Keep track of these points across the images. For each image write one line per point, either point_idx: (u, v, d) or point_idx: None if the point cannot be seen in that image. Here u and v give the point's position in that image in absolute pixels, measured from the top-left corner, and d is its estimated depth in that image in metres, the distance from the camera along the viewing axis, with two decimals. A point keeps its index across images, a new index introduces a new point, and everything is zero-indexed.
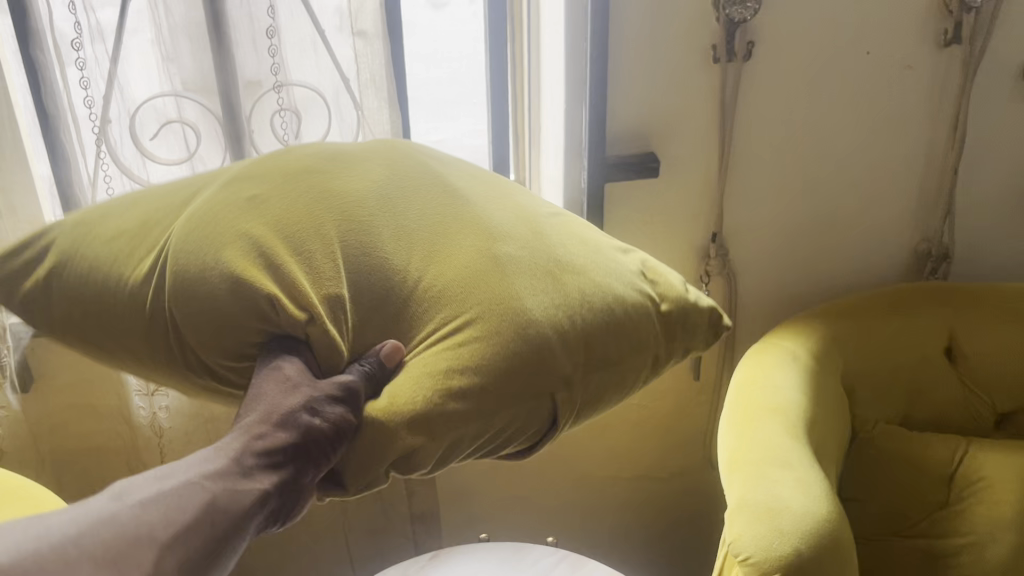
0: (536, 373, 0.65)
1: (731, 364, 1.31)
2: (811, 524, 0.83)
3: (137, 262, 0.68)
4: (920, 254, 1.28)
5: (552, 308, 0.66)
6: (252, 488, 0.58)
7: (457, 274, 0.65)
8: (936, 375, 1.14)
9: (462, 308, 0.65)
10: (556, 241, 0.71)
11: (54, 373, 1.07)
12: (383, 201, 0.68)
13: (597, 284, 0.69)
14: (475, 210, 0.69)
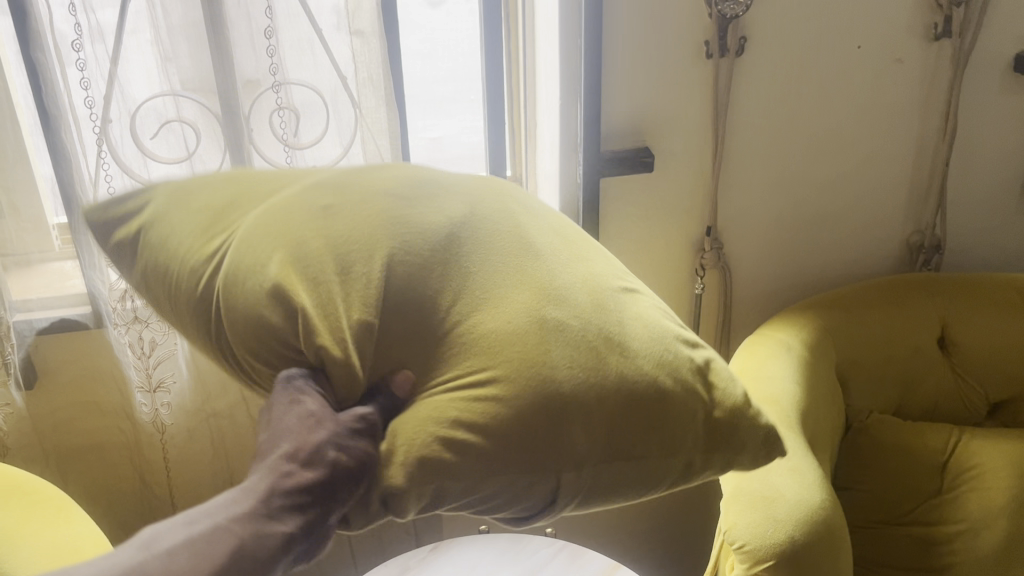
0: (549, 450, 0.57)
1: (726, 356, 1.33)
2: (806, 512, 0.84)
3: (207, 242, 0.62)
4: (912, 246, 1.30)
5: (588, 385, 0.58)
6: (278, 533, 0.49)
7: (501, 336, 0.58)
8: (929, 364, 1.15)
9: (492, 361, 0.57)
10: (615, 307, 0.63)
11: (57, 370, 1.08)
12: (451, 242, 0.60)
13: (643, 366, 0.60)
14: (539, 264, 0.62)
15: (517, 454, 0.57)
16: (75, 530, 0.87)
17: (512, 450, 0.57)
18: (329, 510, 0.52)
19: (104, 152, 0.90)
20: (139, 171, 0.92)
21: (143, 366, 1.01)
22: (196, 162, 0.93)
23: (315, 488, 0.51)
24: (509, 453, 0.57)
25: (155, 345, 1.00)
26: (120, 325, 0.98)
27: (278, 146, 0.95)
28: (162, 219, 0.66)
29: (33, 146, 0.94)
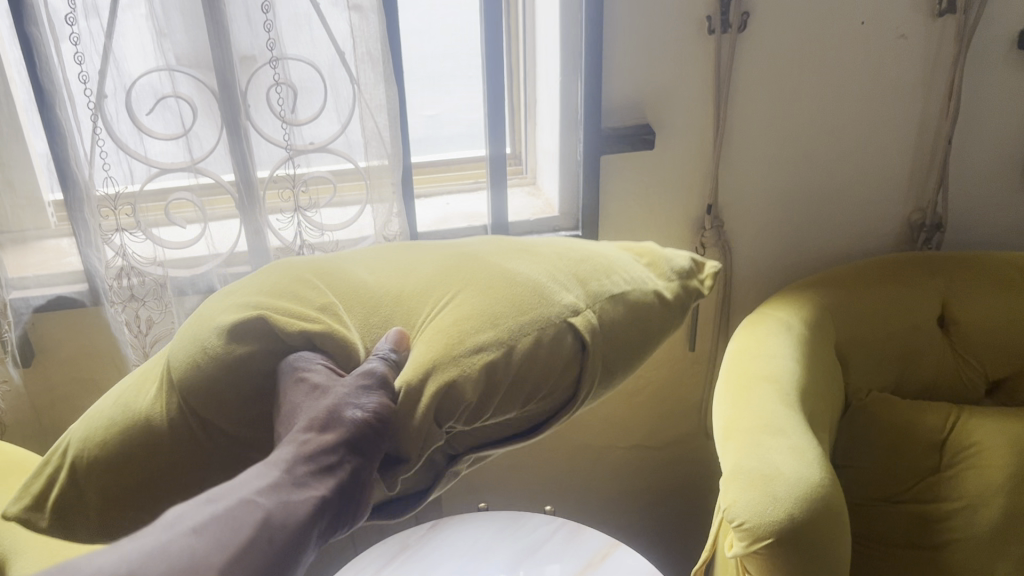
0: (551, 319, 0.66)
1: (726, 334, 1.33)
2: (805, 489, 0.84)
3: (148, 397, 0.69)
4: (914, 225, 1.29)
5: (540, 271, 0.69)
6: (308, 495, 0.57)
7: (437, 272, 0.69)
8: (928, 343, 1.15)
9: (449, 288, 0.67)
10: (522, 244, 0.75)
11: (55, 347, 1.07)
12: (346, 259, 0.73)
13: (571, 253, 0.73)
14: (434, 248, 0.74)
15: (528, 312, 0.65)
16: None
17: (523, 317, 0.65)
18: (352, 461, 0.60)
19: (99, 128, 0.89)
20: (135, 148, 0.91)
21: (140, 345, 1.01)
22: (192, 139, 0.93)
23: (336, 446, 0.60)
24: (524, 317, 0.65)
25: (152, 324, 1.00)
26: (117, 303, 0.98)
27: (276, 122, 0.94)
28: (85, 441, 0.69)
29: (28, 122, 0.93)
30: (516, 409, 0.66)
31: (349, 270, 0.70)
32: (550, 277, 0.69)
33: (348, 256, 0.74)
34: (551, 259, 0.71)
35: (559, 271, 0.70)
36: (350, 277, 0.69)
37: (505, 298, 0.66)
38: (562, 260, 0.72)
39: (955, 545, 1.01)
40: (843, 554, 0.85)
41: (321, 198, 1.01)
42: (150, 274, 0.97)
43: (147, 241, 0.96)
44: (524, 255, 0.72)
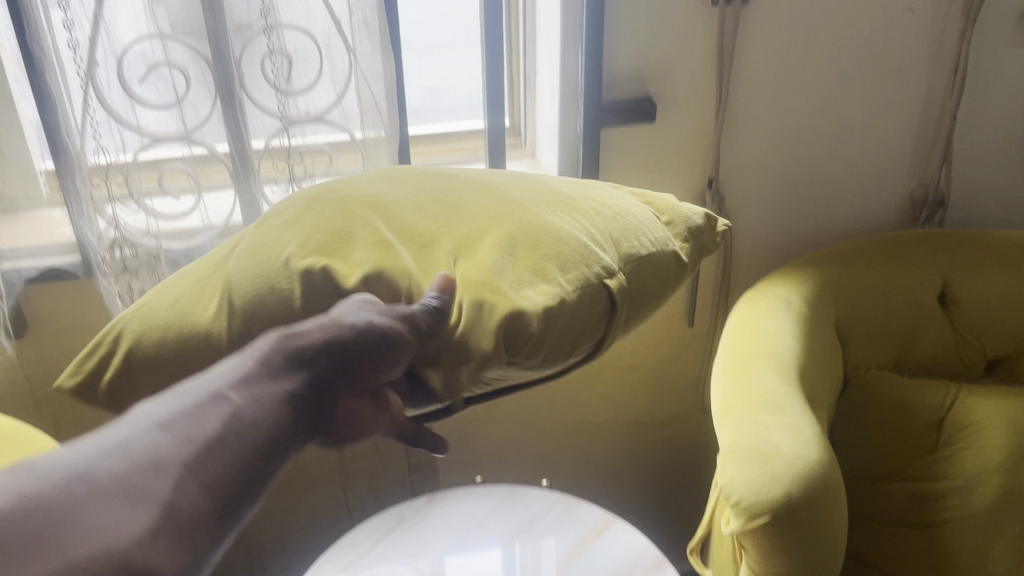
0: (587, 263, 0.71)
1: (725, 311, 1.32)
2: (802, 467, 0.84)
3: (206, 311, 0.73)
4: (916, 202, 1.28)
5: (575, 220, 0.75)
6: (274, 390, 0.60)
7: (490, 214, 0.73)
8: (929, 320, 1.14)
9: (494, 227, 0.72)
10: (558, 185, 0.80)
11: (47, 319, 1.06)
12: (396, 196, 0.76)
13: (601, 204, 0.79)
14: (478, 182, 0.79)
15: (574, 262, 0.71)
16: None
17: (567, 268, 0.70)
18: (332, 376, 0.63)
19: (90, 97, 0.88)
20: (128, 117, 0.90)
21: None
22: (186, 108, 0.91)
23: (323, 351, 0.63)
24: (567, 270, 0.70)
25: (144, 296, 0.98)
26: (109, 274, 0.96)
27: (270, 92, 0.93)
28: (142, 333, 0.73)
29: (19, 91, 0.92)
30: (550, 360, 0.70)
31: (409, 204, 0.75)
32: (591, 225, 0.75)
33: (401, 194, 0.76)
34: (583, 195, 0.79)
35: (594, 229, 0.75)
36: (406, 209, 0.75)
37: (556, 248, 0.71)
38: (596, 202, 0.79)
39: (952, 523, 1.00)
40: (838, 533, 0.85)
41: (318, 169, 1.00)
42: (142, 246, 0.96)
43: (140, 212, 0.95)
44: (560, 201, 0.77)
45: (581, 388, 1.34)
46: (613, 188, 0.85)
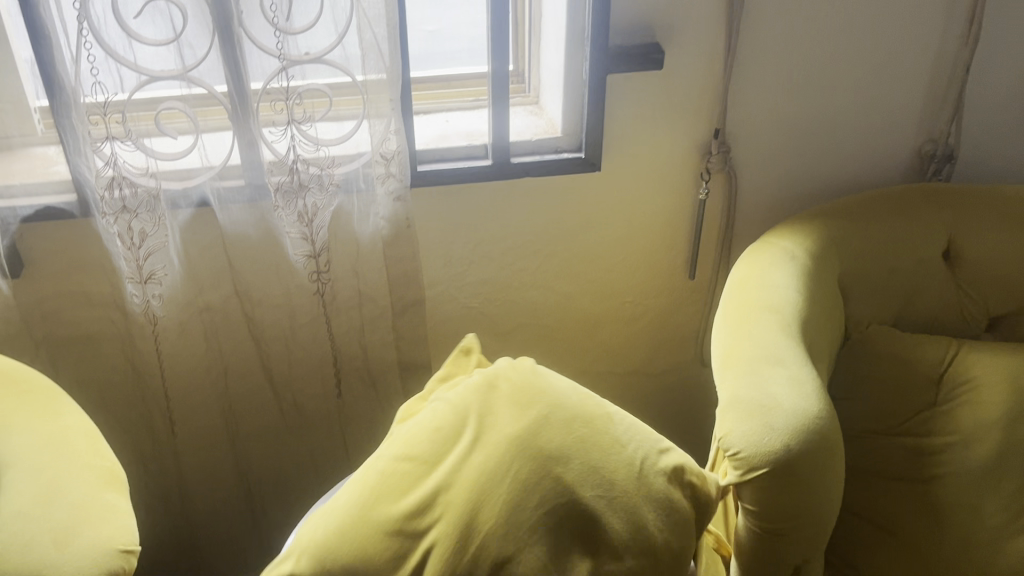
0: None
1: (727, 265, 1.31)
2: (803, 420, 0.83)
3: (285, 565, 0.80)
4: (924, 156, 1.26)
5: (614, 537, 0.80)
6: None
7: (558, 575, 0.78)
8: (931, 276, 1.14)
9: (525, 550, 0.78)
10: (610, 441, 0.86)
11: (44, 259, 1.05)
12: (422, 474, 0.83)
13: (634, 493, 0.83)
14: (489, 467, 0.82)
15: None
16: (62, 423, 0.85)
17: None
18: None
19: (86, 32, 0.86)
20: (124, 53, 0.87)
21: (132, 257, 0.98)
22: (184, 45, 0.89)
23: None
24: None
25: (145, 236, 0.97)
26: (108, 214, 0.95)
27: (269, 30, 0.90)
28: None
29: (13, 25, 0.90)
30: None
31: (451, 517, 0.79)
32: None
33: (466, 494, 0.80)
34: (643, 487, 0.84)
35: (619, 516, 0.81)
36: (458, 520, 0.79)
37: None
38: (662, 508, 0.83)
39: (948, 480, 1.01)
40: (835, 488, 0.85)
41: (317, 112, 0.97)
42: (142, 185, 0.94)
43: (138, 150, 0.93)
44: (619, 488, 0.83)
45: (580, 338, 1.34)
46: (626, 436, 0.87)
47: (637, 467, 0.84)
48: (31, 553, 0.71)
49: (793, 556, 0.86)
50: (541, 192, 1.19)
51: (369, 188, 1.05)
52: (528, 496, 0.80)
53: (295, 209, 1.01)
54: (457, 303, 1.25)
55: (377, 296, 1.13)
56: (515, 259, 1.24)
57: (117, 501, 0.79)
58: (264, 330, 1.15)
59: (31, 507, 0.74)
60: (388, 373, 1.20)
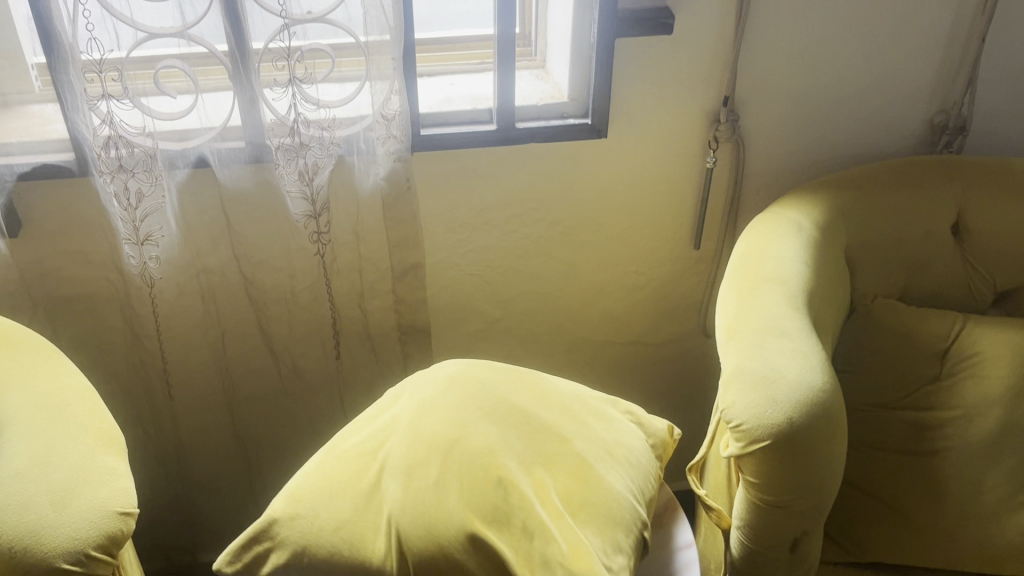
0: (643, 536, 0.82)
1: (733, 235, 1.29)
2: (807, 393, 0.82)
3: (291, 525, 0.77)
4: (936, 127, 1.24)
5: (615, 475, 0.83)
6: None
7: (529, 455, 0.81)
8: (939, 250, 1.12)
9: (534, 468, 0.80)
10: (536, 377, 0.91)
11: (41, 218, 1.04)
12: (407, 417, 0.83)
13: (618, 438, 0.87)
14: (474, 404, 0.84)
15: (612, 525, 0.79)
16: (60, 384, 0.84)
17: (612, 529, 0.79)
18: None
19: None
20: (121, 9, 0.86)
21: (129, 218, 0.96)
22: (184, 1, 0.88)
23: None
24: (603, 531, 0.78)
25: (142, 197, 0.95)
26: (105, 173, 0.93)
27: None
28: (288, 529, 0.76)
29: None
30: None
31: (409, 429, 0.81)
32: (625, 476, 0.84)
33: (419, 410, 0.83)
34: (582, 408, 0.89)
35: (611, 455, 0.85)
36: (418, 427, 0.81)
37: (585, 503, 0.79)
38: (603, 423, 0.88)
39: (948, 454, 1.00)
40: (837, 461, 0.84)
41: (319, 72, 0.95)
42: (139, 145, 0.93)
43: (135, 109, 0.91)
44: (557, 402, 0.88)
45: (581, 307, 1.33)
46: (586, 395, 0.92)
47: (612, 423, 0.89)
48: (28, 515, 0.70)
49: (793, 527, 0.86)
50: (545, 159, 1.17)
51: (370, 151, 1.03)
52: (520, 426, 0.83)
53: (295, 167, 0.99)
54: (459, 270, 1.24)
55: (377, 261, 1.12)
56: (518, 226, 1.22)
57: (115, 464, 0.78)
58: (264, 293, 1.14)
59: (29, 469, 0.74)
60: (388, 338, 1.19)
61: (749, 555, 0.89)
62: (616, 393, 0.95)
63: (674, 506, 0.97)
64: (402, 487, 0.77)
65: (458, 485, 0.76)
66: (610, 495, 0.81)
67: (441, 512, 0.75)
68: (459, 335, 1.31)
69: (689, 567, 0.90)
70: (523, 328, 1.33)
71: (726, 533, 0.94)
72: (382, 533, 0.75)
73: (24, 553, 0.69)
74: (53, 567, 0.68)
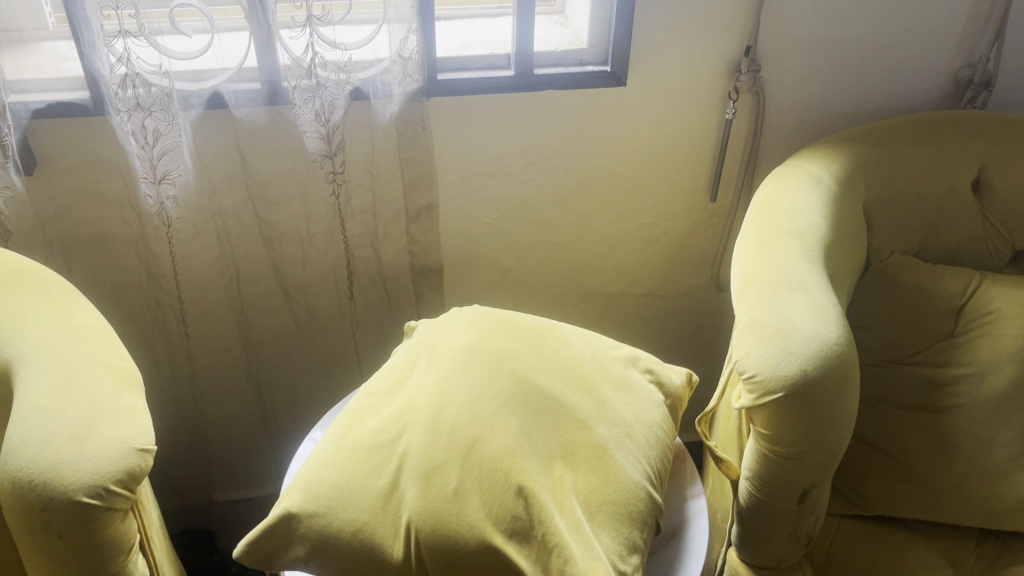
0: (656, 523, 0.82)
1: (750, 188, 1.28)
2: (822, 346, 0.82)
3: (312, 514, 0.77)
4: (962, 81, 1.22)
5: (634, 462, 0.82)
6: None
7: (548, 450, 0.80)
8: (958, 207, 1.11)
9: (553, 465, 0.79)
10: (556, 348, 0.90)
11: (57, 156, 1.03)
12: (427, 406, 0.83)
13: (638, 416, 0.86)
14: (493, 394, 0.83)
15: (630, 521, 0.78)
16: (79, 322, 0.85)
17: (628, 529, 0.78)
18: None
19: None
20: None
21: (146, 156, 0.96)
22: None
23: None
24: (620, 532, 0.77)
25: (159, 136, 0.95)
26: (122, 111, 0.92)
27: None
28: (306, 519, 0.77)
29: None
30: None
31: (428, 420, 0.81)
32: (641, 461, 0.83)
33: (438, 397, 0.83)
34: (602, 379, 0.88)
35: (631, 440, 0.84)
36: (436, 421, 0.81)
37: (604, 497, 0.79)
38: (622, 398, 0.87)
39: (960, 410, 1.00)
40: (849, 415, 0.84)
41: (336, 14, 0.93)
42: (155, 83, 0.92)
43: (150, 47, 0.90)
44: (577, 377, 0.87)
45: (595, 258, 1.33)
46: (607, 362, 0.91)
47: (635, 405, 0.87)
48: (48, 449, 0.71)
49: (803, 480, 0.86)
50: (562, 107, 1.16)
51: (386, 92, 1.02)
52: (540, 418, 0.82)
53: (312, 107, 0.98)
54: (473, 218, 1.24)
55: (392, 205, 1.12)
56: (533, 175, 1.21)
57: (133, 401, 0.79)
58: (279, 232, 1.14)
59: (49, 404, 0.75)
60: (401, 282, 1.20)
61: (758, 505, 0.90)
62: (634, 350, 0.95)
63: (684, 456, 0.99)
64: (420, 491, 0.76)
65: (477, 493, 0.76)
66: (628, 487, 0.80)
67: (461, 520, 0.74)
68: (471, 283, 1.31)
69: (698, 515, 0.91)
70: (536, 278, 1.33)
71: (735, 483, 0.95)
72: (398, 537, 0.75)
73: (43, 487, 0.69)
74: (73, 501, 0.69)
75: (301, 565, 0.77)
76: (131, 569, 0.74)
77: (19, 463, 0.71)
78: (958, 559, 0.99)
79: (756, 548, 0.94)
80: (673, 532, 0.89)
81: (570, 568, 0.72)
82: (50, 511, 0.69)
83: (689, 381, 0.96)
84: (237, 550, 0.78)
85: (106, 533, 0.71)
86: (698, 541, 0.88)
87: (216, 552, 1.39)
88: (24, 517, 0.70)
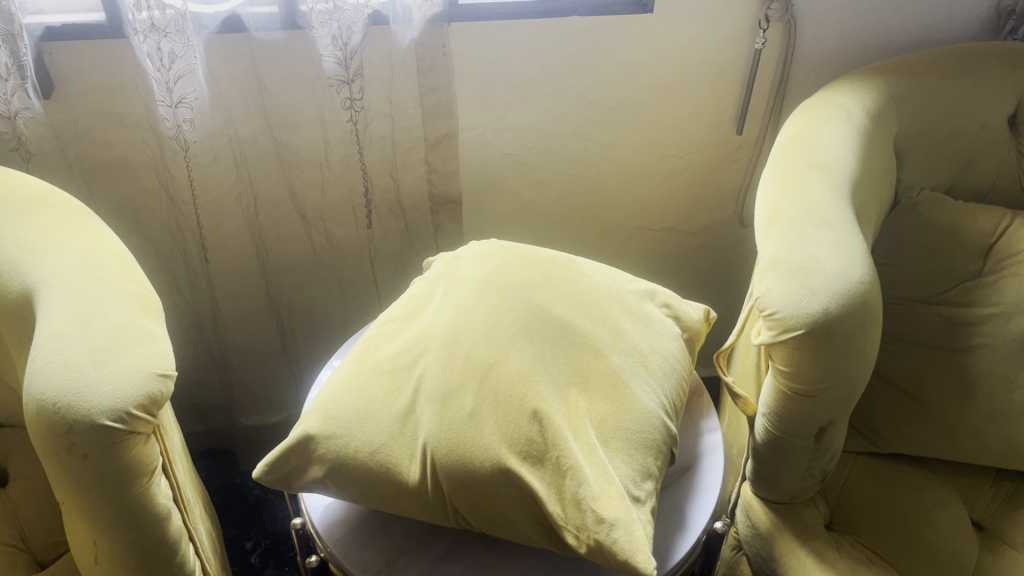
0: (670, 452, 0.82)
1: (777, 120, 1.25)
2: (846, 284, 0.81)
3: (331, 438, 0.77)
4: (1003, 11, 1.17)
5: (650, 392, 0.82)
6: None
7: (564, 375, 0.80)
8: (993, 143, 1.08)
9: (568, 393, 0.79)
10: (573, 279, 0.89)
11: (74, 79, 1.02)
12: (445, 335, 0.83)
13: (656, 349, 0.85)
14: (511, 323, 0.82)
15: (645, 447, 0.78)
16: (99, 248, 0.85)
17: (642, 454, 0.77)
18: None
19: None
20: None
21: (163, 79, 0.94)
22: None
23: None
24: (634, 458, 0.77)
25: (175, 58, 0.93)
26: (138, 32, 0.91)
27: None
28: (324, 444, 0.77)
29: None
30: None
31: (444, 347, 0.81)
32: (657, 391, 0.82)
33: (454, 324, 0.83)
34: (619, 311, 0.88)
35: (649, 372, 0.83)
36: (452, 347, 0.81)
37: (619, 423, 0.78)
38: (640, 329, 0.87)
39: (982, 352, 0.98)
40: (869, 353, 0.83)
41: None
42: (172, 5, 0.89)
43: None
44: (595, 307, 0.87)
45: (618, 190, 1.31)
46: (626, 296, 0.90)
47: (653, 338, 0.86)
48: (71, 373, 0.72)
49: (820, 416, 0.86)
50: (586, 35, 1.13)
51: (406, 18, 0.99)
52: (555, 345, 0.82)
53: (328, 31, 0.96)
54: (493, 148, 1.22)
55: (410, 130, 1.10)
56: (555, 105, 1.19)
57: (153, 326, 0.79)
58: (298, 157, 1.13)
59: (71, 328, 0.75)
60: (421, 212, 1.19)
61: (774, 441, 0.90)
62: (654, 286, 0.93)
63: (702, 393, 0.99)
64: (436, 415, 0.77)
65: (493, 417, 0.76)
66: (644, 415, 0.79)
67: (476, 443, 0.75)
68: (491, 215, 1.30)
69: (713, 450, 0.92)
70: (555, 210, 1.32)
71: (752, 420, 0.95)
72: (414, 459, 0.76)
73: (67, 411, 0.70)
74: (95, 424, 0.69)
75: (320, 485, 0.79)
76: (154, 491, 0.75)
77: (42, 386, 0.71)
78: (973, 499, 0.99)
79: (772, 484, 0.94)
80: (688, 466, 0.90)
81: (583, 491, 0.72)
82: (74, 434, 0.70)
83: (709, 320, 0.96)
84: (256, 471, 0.79)
85: (129, 456, 0.72)
86: (713, 475, 0.89)
87: (238, 475, 1.43)
88: (49, 439, 0.70)
